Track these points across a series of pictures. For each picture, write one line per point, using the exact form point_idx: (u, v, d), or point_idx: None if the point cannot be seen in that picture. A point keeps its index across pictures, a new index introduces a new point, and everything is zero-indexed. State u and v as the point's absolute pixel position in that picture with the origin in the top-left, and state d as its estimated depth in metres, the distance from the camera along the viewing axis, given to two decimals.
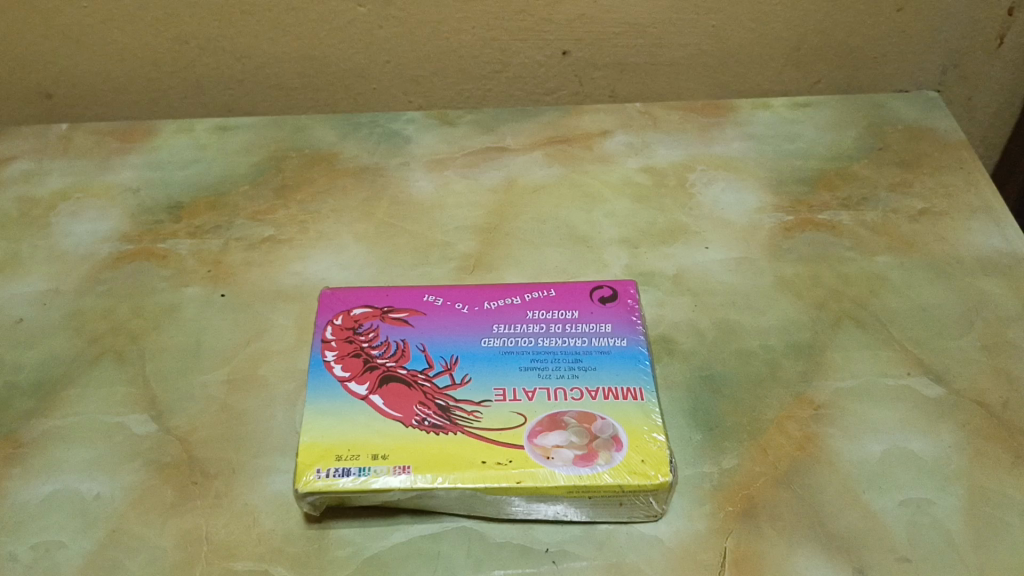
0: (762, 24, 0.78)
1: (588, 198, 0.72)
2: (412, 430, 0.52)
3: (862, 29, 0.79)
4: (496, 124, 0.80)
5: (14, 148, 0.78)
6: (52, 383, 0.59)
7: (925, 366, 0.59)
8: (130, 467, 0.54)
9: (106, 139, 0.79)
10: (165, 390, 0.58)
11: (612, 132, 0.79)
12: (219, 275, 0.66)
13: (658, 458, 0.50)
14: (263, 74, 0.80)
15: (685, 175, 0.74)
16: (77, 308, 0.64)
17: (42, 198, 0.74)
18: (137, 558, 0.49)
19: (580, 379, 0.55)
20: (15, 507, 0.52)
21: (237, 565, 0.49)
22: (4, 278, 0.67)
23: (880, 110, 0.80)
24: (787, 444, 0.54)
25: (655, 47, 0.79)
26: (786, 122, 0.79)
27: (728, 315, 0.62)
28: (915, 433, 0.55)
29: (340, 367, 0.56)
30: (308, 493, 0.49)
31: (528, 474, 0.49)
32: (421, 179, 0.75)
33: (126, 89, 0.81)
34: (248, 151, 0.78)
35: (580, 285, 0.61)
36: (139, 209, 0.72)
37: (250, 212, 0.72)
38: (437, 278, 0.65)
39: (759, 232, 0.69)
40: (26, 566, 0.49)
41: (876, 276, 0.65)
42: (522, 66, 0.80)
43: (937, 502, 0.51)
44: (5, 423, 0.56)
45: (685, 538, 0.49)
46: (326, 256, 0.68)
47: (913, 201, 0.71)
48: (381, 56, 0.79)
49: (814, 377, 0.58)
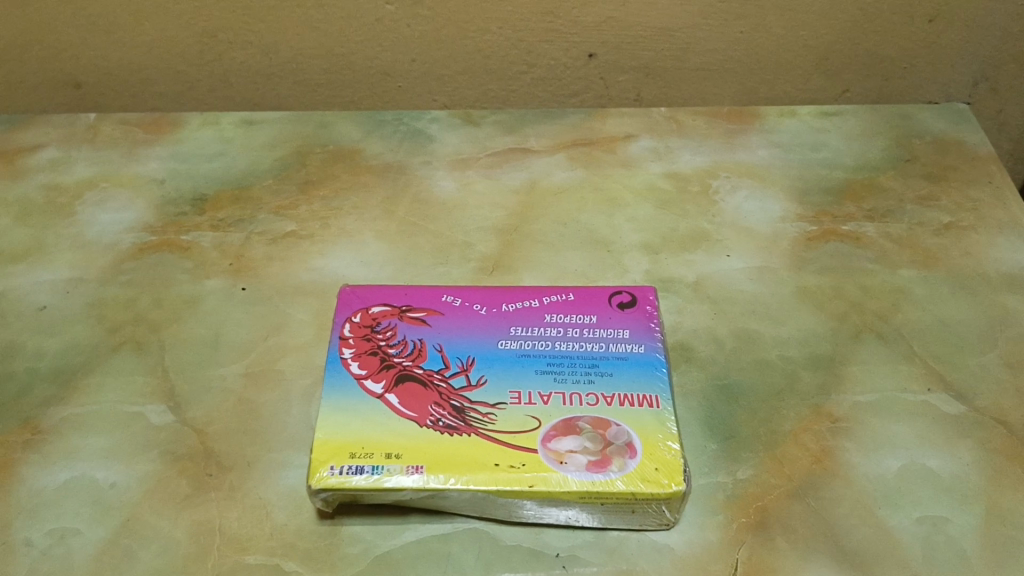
0: (792, 31, 0.77)
1: (610, 202, 0.72)
2: (426, 430, 0.52)
3: (892, 39, 0.78)
4: (520, 126, 0.80)
5: (43, 136, 0.79)
6: (73, 371, 0.60)
7: (946, 382, 0.58)
8: (147, 457, 0.54)
9: (133, 130, 0.80)
10: (183, 382, 0.59)
11: (636, 136, 0.79)
12: (240, 269, 0.67)
13: (672, 467, 0.50)
14: (289, 69, 0.80)
15: (708, 181, 0.74)
16: (99, 297, 0.65)
17: (68, 187, 0.74)
18: (150, 548, 0.50)
19: (595, 385, 0.54)
20: (33, 493, 0.53)
21: (249, 558, 0.49)
22: (29, 265, 0.67)
23: (908, 121, 0.80)
24: (802, 456, 0.54)
25: (682, 52, 0.79)
26: (812, 131, 0.79)
27: (747, 324, 0.62)
28: (933, 450, 0.54)
29: (356, 364, 0.56)
30: (321, 489, 0.49)
31: (541, 478, 0.49)
32: (443, 178, 0.75)
33: (155, 81, 0.81)
34: (272, 146, 0.78)
35: (600, 290, 0.61)
36: (163, 200, 0.73)
37: (273, 206, 0.72)
38: (456, 278, 0.65)
39: (782, 241, 0.68)
40: (41, 552, 0.50)
41: (899, 289, 0.64)
42: (548, 68, 0.80)
43: (953, 520, 0.51)
44: (25, 409, 0.57)
45: (697, 548, 0.49)
46: (346, 253, 0.68)
47: (939, 214, 0.70)
48: (408, 55, 0.79)
49: (832, 390, 0.58)
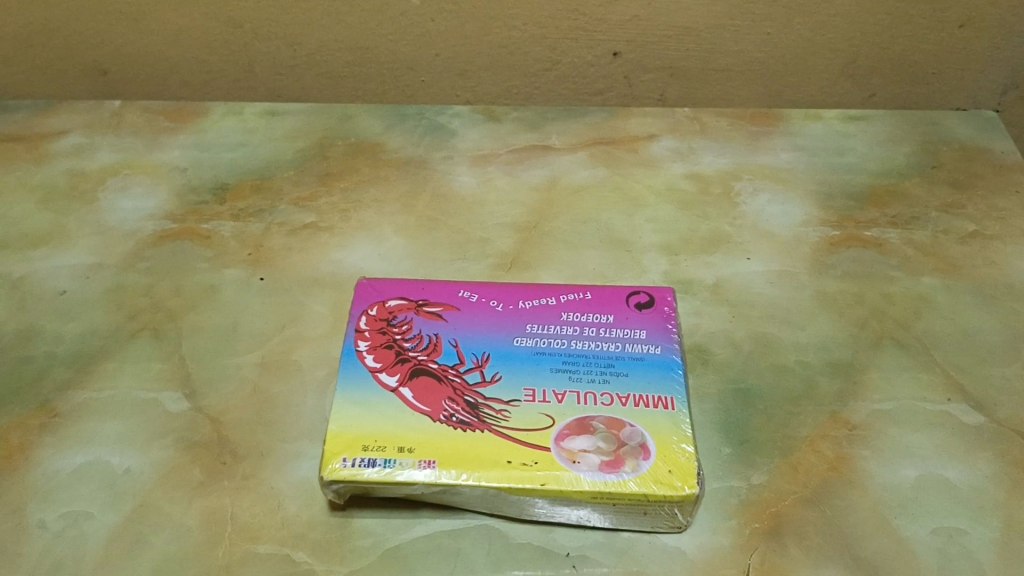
0: (820, 34, 0.76)
1: (631, 202, 0.72)
2: (440, 425, 0.52)
3: (921, 44, 0.77)
4: (542, 123, 0.80)
5: (68, 123, 0.80)
6: (91, 356, 0.60)
7: (966, 393, 0.57)
8: (161, 444, 0.55)
9: (157, 118, 0.81)
10: (199, 370, 0.59)
11: (658, 136, 0.78)
12: (259, 259, 0.67)
13: (685, 469, 0.50)
14: (313, 61, 0.80)
15: (730, 183, 0.73)
16: (118, 283, 0.65)
17: (91, 173, 0.75)
18: (161, 534, 0.50)
19: (610, 385, 0.54)
20: (47, 475, 0.53)
21: (260, 548, 0.49)
22: (51, 249, 0.68)
23: (934, 128, 0.79)
24: (818, 463, 0.53)
25: (708, 52, 0.78)
26: (837, 136, 0.78)
27: (766, 329, 0.61)
28: (951, 461, 0.53)
29: (371, 357, 0.56)
30: (333, 481, 0.49)
31: (553, 476, 0.49)
32: (463, 174, 0.75)
33: (180, 70, 0.81)
34: (294, 137, 0.78)
35: (617, 289, 0.61)
36: (185, 189, 0.73)
37: (294, 197, 0.72)
38: (473, 274, 0.65)
39: (803, 245, 0.68)
40: (55, 535, 0.50)
41: (921, 297, 0.64)
42: (572, 66, 0.80)
43: (970, 533, 0.50)
44: (42, 392, 0.57)
45: (709, 552, 0.49)
46: (365, 246, 0.68)
47: (964, 222, 0.69)
48: (431, 49, 0.79)
49: (850, 397, 0.57)
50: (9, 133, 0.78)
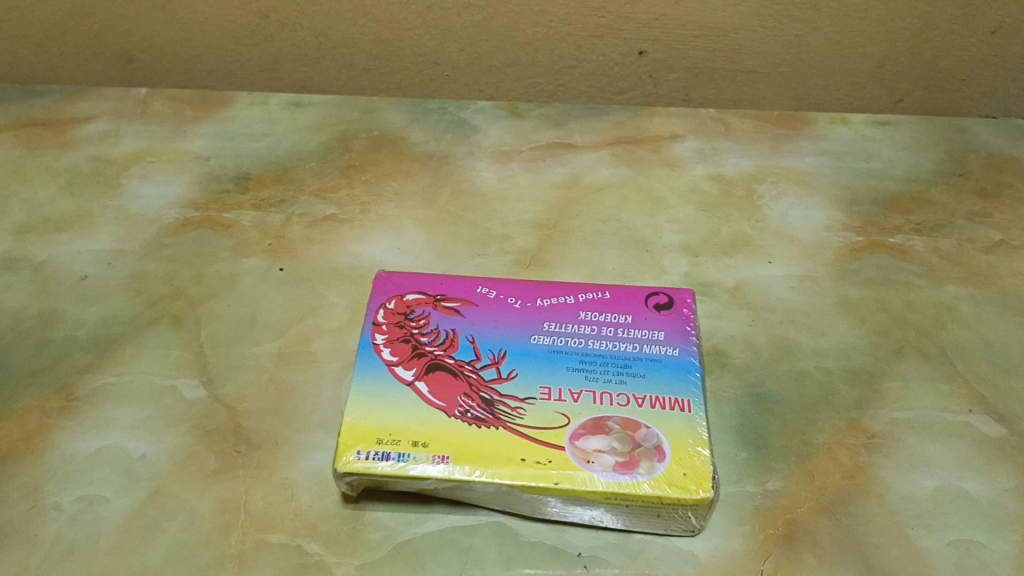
0: (849, 37, 0.75)
1: (652, 202, 0.71)
2: (454, 420, 0.52)
3: (951, 49, 0.76)
4: (565, 121, 0.79)
5: (94, 109, 0.80)
6: (110, 341, 0.60)
7: (988, 404, 0.57)
8: (177, 431, 0.55)
9: (182, 106, 0.81)
10: (217, 358, 0.59)
11: (682, 136, 0.78)
12: (279, 249, 0.67)
13: (700, 473, 0.49)
14: (338, 53, 0.80)
15: (753, 186, 0.73)
16: (139, 269, 0.66)
17: (115, 159, 0.75)
18: (175, 521, 0.50)
19: (627, 385, 0.54)
20: (64, 458, 0.53)
21: (272, 537, 0.49)
22: (73, 234, 0.68)
23: (963, 135, 0.78)
24: (835, 470, 0.53)
25: (734, 53, 0.77)
26: (863, 140, 0.77)
27: (785, 333, 0.61)
28: (970, 473, 0.53)
29: (388, 350, 0.56)
30: (347, 473, 0.49)
31: (567, 476, 0.49)
32: (485, 170, 0.75)
33: (206, 59, 0.82)
34: (317, 129, 0.79)
35: (636, 290, 0.60)
36: (207, 177, 0.73)
37: (315, 188, 0.73)
38: (493, 270, 0.65)
39: (826, 251, 0.67)
40: (70, 518, 0.51)
41: (945, 306, 0.63)
42: (597, 64, 0.79)
43: (987, 546, 0.49)
44: (61, 376, 0.58)
45: (722, 557, 0.48)
46: (385, 239, 0.68)
47: (990, 231, 0.69)
48: (456, 44, 0.78)
49: (869, 405, 0.56)
50: (35, 117, 0.79)
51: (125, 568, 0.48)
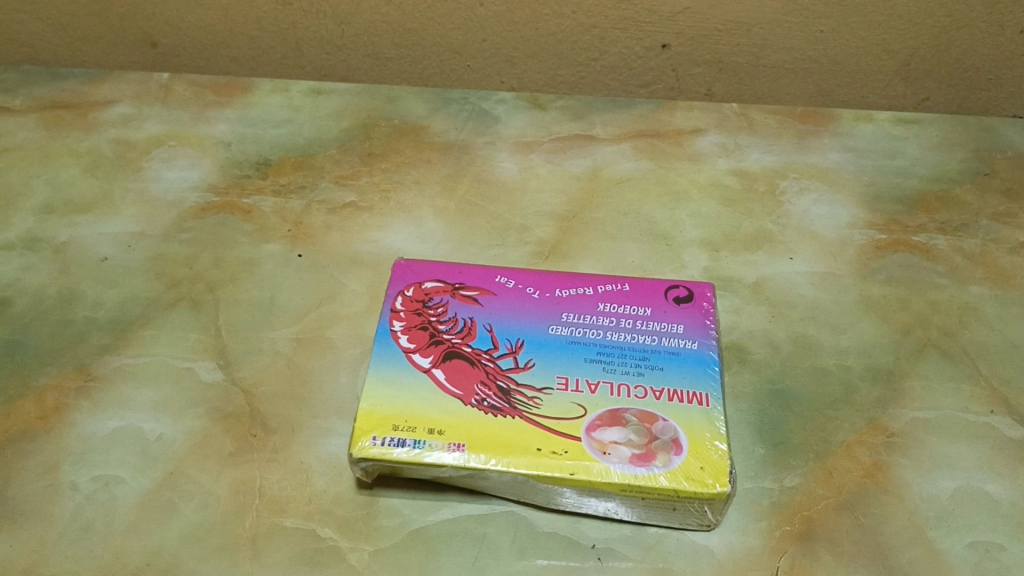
0: (876, 34, 0.75)
1: (673, 195, 0.71)
2: (471, 408, 0.51)
3: (980, 48, 0.75)
4: (587, 113, 0.79)
5: (117, 92, 0.81)
6: (129, 323, 0.60)
7: (1011, 406, 0.56)
8: (194, 413, 0.55)
9: (204, 92, 0.81)
10: (235, 342, 0.59)
11: (704, 131, 0.77)
12: (298, 235, 0.67)
13: (718, 467, 0.49)
14: (360, 42, 0.80)
15: (776, 182, 0.72)
16: (159, 252, 0.66)
17: (137, 143, 0.76)
18: (190, 503, 0.51)
19: (645, 378, 0.53)
20: (81, 438, 0.54)
21: (287, 521, 0.50)
22: (95, 216, 0.69)
23: (989, 135, 0.77)
24: (853, 468, 0.52)
25: (759, 48, 0.77)
26: (888, 138, 0.76)
27: (806, 330, 0.60)
28: (991, 474, 0.52)
29: (405, 337, 0.56)
30: (362, 459, 0.49)
31: (583, 466, 0.48)
32: (506, 160, 0.74)
33: (229, 45, 0.81)
34: (338, 117, 0.79)
35: (656, 282, 0.60)
36: (228, 162, 0.74)
37: (335, 175, 0.73)
38: (512, 260, 0.65)
39: (848, 248, 0.66)
40: (86, 497, 0.51)
41: (968, 306, 0.62)
42: (620, 57, 0.79)
43: (1008, 548, 0.49)
44: (80, 356, 0.58)
45: (737, 553, 0.48)
46: (405, 227, 0.68)
47: (1015, 232, 0.68)
48: (478, 34, 0.78)
49: (889, 404, 0.56)
50: (59, 99, 0.79)
51: (141, 548, 0.48)
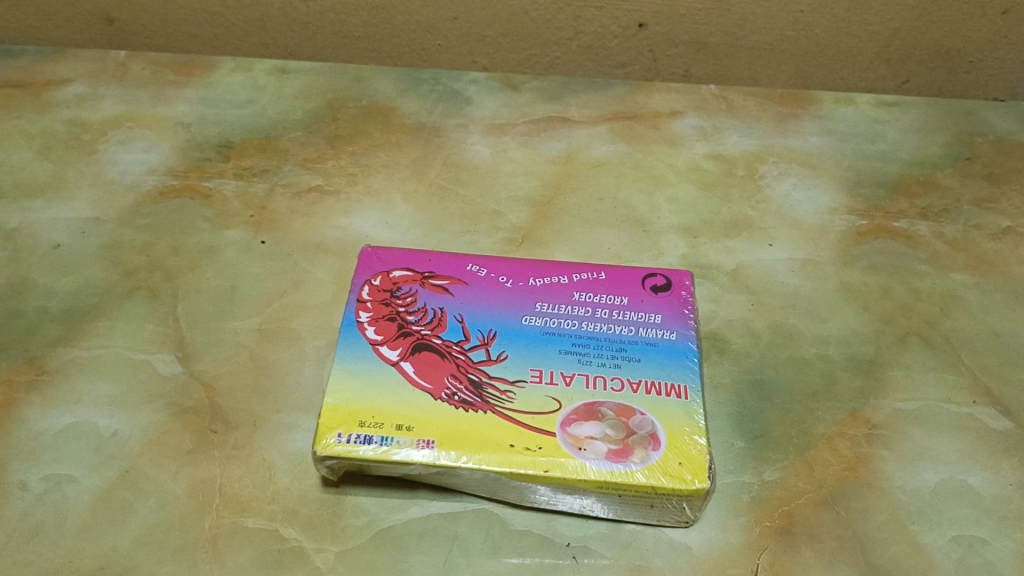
0: (857, 15, 0.73)
1: (651, 180, 0.69)
2: (441, 403, 0.49)
3: (960, 30, 0.73)
4: (563, 94, 0.77)
5: (71, 70, 0.77)
6: (83, 313, 0.58)
7: (994, 397, 0.55)
8: (151, 408, 0.52)
9: (164, 71, 0.78)
10: (195, 332, 0.57)
11: (682, 113, 0.76)
12: (262, 221, 0.64)
13: (697, 462, 0.47)
14: (327, 19, 0.76)
15: (755, 166, 0.71)
16: (115, 239, 0.63)
17: (93, 123, 0.72)
18: (147, 502, 0.48)
19: (621, 370, 0.51)
20: (32, 434, 0.51)
21: (248, 521, 0.47)
22: (47, 201, 0.66)
23: (971, 118, 0.76)
24: (835, 462, 0.51)
25: (736, 27, 0.74)
26: (869, 121, 0.75)
27: (786, 319, 0.58)
28: (974, 467, 0.51)
29: (373, 329, 0.53)
30: (327, 457, 0.47)
31: (557, 463, 0.47)
32: (478, 143, 0.72)
33: (190, 22, 0.78)
34: (304, 97, 0.76)
35: (634, 271, 0.58)
36: (189, 144, 0.71)
37: (301, 158, 0.70)
38: (484, 248, 0.63)
39: (829, 234, 0.65)
40: (36, 497, 0.48)
41: (951, 294, 0.61)
42: (596, 36, 0.76)
43: (992, 543, 0.48)
44: (29, 349, 0.55)
45: (716, 550, 0.47)
46: (373, 212, 0.65)
47: (998, 217, 0.67)
48: (449, 13, 0.75)
49: (872, 395, 0.54)
50: (10, 77, 0.76)
51: (94, 550, 0.46)
